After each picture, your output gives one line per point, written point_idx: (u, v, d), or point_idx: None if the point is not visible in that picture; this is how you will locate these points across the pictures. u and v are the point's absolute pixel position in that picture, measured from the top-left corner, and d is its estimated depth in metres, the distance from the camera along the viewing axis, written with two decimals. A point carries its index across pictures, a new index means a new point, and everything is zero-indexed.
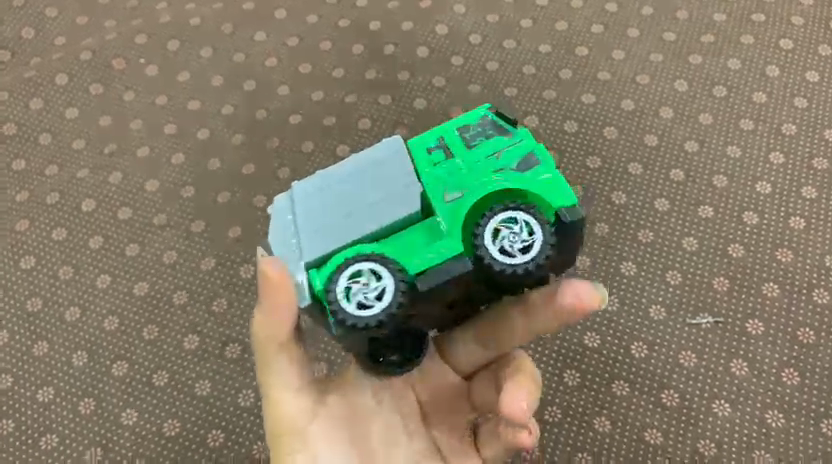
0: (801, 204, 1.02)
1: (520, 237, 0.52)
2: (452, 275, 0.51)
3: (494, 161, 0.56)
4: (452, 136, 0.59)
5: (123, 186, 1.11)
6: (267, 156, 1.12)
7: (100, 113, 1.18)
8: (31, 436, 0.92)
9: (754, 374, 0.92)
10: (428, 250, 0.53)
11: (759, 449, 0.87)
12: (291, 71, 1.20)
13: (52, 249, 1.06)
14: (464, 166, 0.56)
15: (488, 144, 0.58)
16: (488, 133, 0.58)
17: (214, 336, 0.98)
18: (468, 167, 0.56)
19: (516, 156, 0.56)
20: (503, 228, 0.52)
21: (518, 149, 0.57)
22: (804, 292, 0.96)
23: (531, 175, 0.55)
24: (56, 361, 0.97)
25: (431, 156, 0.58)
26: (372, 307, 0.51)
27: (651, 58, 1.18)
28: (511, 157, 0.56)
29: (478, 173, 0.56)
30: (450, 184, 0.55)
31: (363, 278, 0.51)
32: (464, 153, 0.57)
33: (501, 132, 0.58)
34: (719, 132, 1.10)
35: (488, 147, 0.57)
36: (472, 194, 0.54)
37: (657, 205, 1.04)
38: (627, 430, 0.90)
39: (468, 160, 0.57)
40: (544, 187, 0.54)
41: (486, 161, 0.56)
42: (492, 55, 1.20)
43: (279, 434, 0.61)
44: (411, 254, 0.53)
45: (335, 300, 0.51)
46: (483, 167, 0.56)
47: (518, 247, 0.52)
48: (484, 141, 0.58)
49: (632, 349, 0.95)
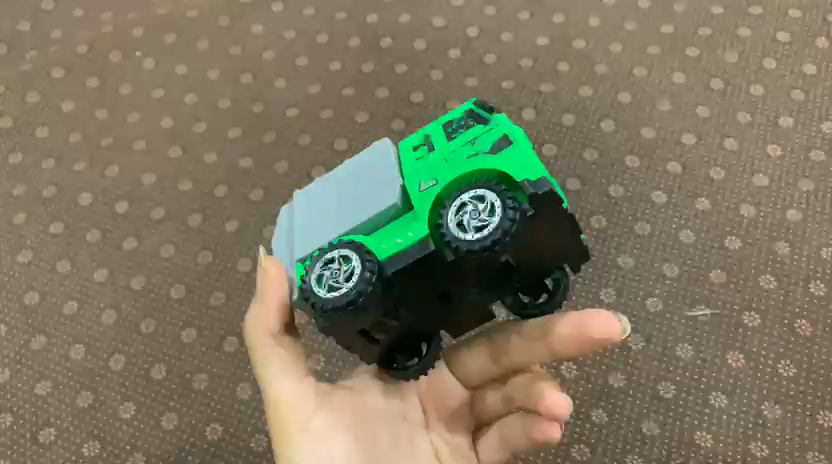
0: (798, 196, 1.02)
1: (482, 212, 0.51)
2: (417, 256, 0.53)
3: (468, 148, 0.56)
4: (438, 130, 0.59)
5: (120, 177, 1.11)
6: (264, 146, 1.12)
7: (98, 104, 1.18)
8: (29, 430, 0.92)
9: (750, 365, 0.92)
10: (399, 236, 0.55)
11: (756, 440, 0.88)
12: (287, 64, 1.20)
13: (49, 240, 1.06)
14: (441, 156, 0.57)
15: (467, 133, 0.57)
16: (468, 123, 0.58)
17: (212, 329, 0.98)
18: (444, 156, 0.57)
19: (489, 141, 0.56)
20: (465, 208, 0.52)
21: (493, 132, 0.56)
22: (801, 284, 0.96)
23: (502, 157, 0.54)
24: (54, 354, 0.97)
25: (416, 152, 0.59)
26: (340, 289, 0.53)
27: (648, 51, 1.17)
28: (485, 142, 0.56)
29: (452, 160, 0.56)
30: (426, 175, 0.56)
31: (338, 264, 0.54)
32: (443, 146, 0.58)
33: (479, 119, 0.58)
34: (717, 123, 1.10)
35: (467, 136, 0.57)
36: (442, 182, 0.55)
37: (654, 198, 1.05)
38: (624, 422, 0.90)
39: (445, 151, 0.57)
40: (516, 164, 0.53)
41: (462, 149, 0.56)
42: (489, 47, 1.20)
43: (284, 426, 0.62)
44: (382, 241, 0.55)
45: (309, 286, 0.55)
46: (458, 155, 0.56)
47: (481, 223, 0.51)
48: (463, 130, 0.58)
49: (630, 342, 0.95)
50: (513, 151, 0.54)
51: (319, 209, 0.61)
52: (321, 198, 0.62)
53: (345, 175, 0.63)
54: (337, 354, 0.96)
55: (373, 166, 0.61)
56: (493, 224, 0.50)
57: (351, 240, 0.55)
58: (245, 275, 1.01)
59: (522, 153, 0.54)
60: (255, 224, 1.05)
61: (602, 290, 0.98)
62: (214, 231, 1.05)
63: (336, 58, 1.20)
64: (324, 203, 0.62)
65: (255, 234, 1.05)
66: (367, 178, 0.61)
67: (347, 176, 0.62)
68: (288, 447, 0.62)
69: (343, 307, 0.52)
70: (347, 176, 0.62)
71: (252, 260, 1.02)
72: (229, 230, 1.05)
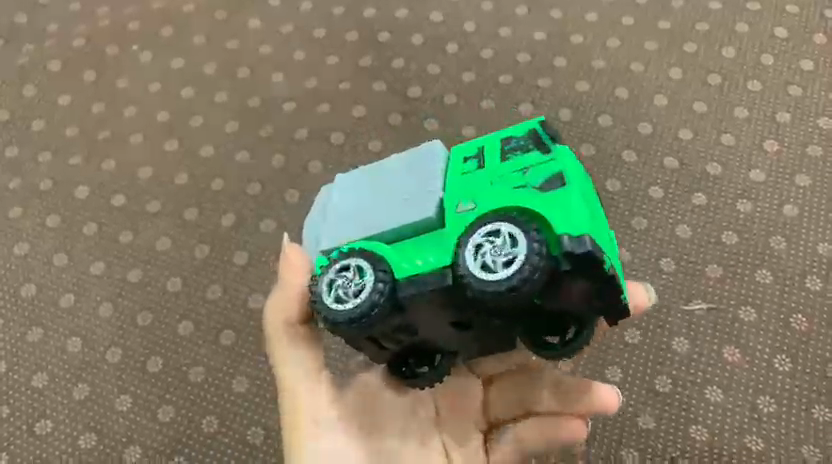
0: (794, 192, 1.03)
1: (506, 249, 0.49)
2: (431, 284, 0.52)
3: (518, 175, 0.55)
4: (496, 149, 0.59)
5: (117, 170, 1.11)
6: (263, 141, 1.12)
7: (94, 97, 1.18)
8: (26, 422, 0.93)
9: (746, 359, 0.92)
10: (419, 259, 0.54)
11: (750, 434, 0.88)
12: (284, 59, 1.20)
13: (45, 233, 1.06)
14: (490, 177, 0.56)
15: (520, 159, 0.57)
16: (525, 148, 0.58)
17: (209, 321, 0.98)
18: (490, 178, 0.56)
19: (540, 174, 0.54)
20: (491, 238, 0.50)
21: (546, 166, 0.55)
22: (797, 279, 0.96)
23: (550, 196, 0.53)
24: (51, 347, 0.97)
25: (466, 166, 0.59)
26: (346, 302, 0.52)
27: (645, 46, 1.18)
28: (537, 175, 0.55)
29: (498, 185, 0.55)
30: (468, 194, 0.56)
31: (346, 272, 0.53)
32: (496, 167, 0.57)
33: (539, 149, 0.57)
34: (713, 119, 1.10)
35: (521, 160, 0.56)
36: (480, 208, 0.54)
37: (651, 193, 1.05)
38: (619, 416, 0.90)
39: (493, 173, 0.56)
40: (559, 208, 0.52)
41: (511, 175, 0.55)
42: (487, 42, 1.20)
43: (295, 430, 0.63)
44: (403, 259, 0.54)
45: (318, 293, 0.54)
46: (504, 180, 0.55)
47: (504, 261, 0.49)
48: (517, 157, 0.57)
49: (626, 336, 0.95)
50: (562, 194, 0.53)
51: (363, 196, 0.61)
52: (367, 183, 0.62)
53: (396, 167, 0.62)
54: (334, 348, 0.96)
55: (423, 165, 0.61)
56: (520, 259, 0.48)
57: (364, 249, 0.54)
58: (241, 270, 1.01)
59: (568, 200, 0.52)
60: (252, 218, 1.05)
61: None
62: (210, 225, 1.05)
63: (334, 52, 1.20)
64: (368, 190, 0.62)
65: (252, 224, 1.05)
66: (416, 176, 0.60)
67: (396, 168, 0.62)
68: (297, 447, 0.63)
69: (345, 322, 0.52)
70: (397, 168, 0.62)
71: (249, 253, 1.02)
72: (224, 223, 1.05)
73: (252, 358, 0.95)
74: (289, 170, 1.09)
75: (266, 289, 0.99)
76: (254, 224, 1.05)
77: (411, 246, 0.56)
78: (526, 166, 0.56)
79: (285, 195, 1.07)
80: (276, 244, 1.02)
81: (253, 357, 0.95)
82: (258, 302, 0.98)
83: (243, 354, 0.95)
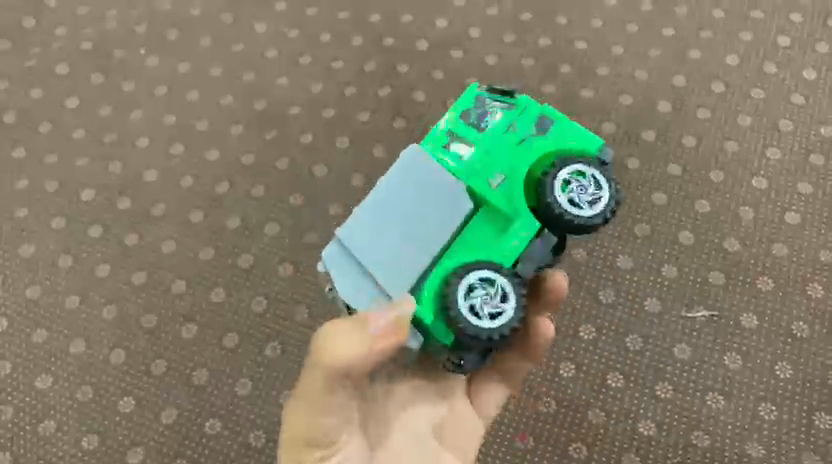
0: (796, 199, 1.03)
1: (583, 192, 0.60)
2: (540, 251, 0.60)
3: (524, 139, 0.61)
4: (458, 124, 0.62)
5: (122, 173, 1.11)
6: (268, 145, 1.13)
7: (101, 100, 1.18)
8: (30, 423, 0.93)
9: (747, 366, 0.92)
10: (501, 246, 0.59)
11: (751, 441, 0.88)
12: (289, 63, 1.21)
13: (51, 235, 1.06)
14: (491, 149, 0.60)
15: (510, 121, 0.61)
16: (491, 109, 0.62)
17: (212, 323, 0.99)
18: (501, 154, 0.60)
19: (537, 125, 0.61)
20: (568, 186, 0.59)
21: (529, 113, 0.61)
22: (799, 286, 0.97)
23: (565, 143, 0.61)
24: (56, 349, 0.98)
25: (449, 152, 0.61)
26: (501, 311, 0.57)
27: (649, 53, 1.18)
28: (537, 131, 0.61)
29: (510, 149, 0.60)
30: (493, 166, 0.60)
31: (472, 289, 0.56)
32: (489, 139, 0.61)
33: (506, 104, 0.62)
34: (717, 126, 1.10)
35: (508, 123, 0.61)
36: (512, 177, 0.60)
37: (654, 200, 1.05)
38: (621, 423, 0.91)
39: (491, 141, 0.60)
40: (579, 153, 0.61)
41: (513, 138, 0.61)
42: (491, 47, 1.20)
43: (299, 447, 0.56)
44: (500, 246, 0.58)
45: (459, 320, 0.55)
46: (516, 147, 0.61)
47: (586, 203, 0.60)
48: (493, 120, 0.61)
49: (627, 342, 0.95)
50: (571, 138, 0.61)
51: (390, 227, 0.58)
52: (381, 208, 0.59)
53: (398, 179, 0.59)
54: None
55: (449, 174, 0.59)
56: (603, 193, 0.60)
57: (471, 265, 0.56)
58: (245, 273, 1.02)
59: (572, 139, 0.61)
60: (256, 221, 1.06)
61: (600, 290, 0.99)
62: (215, 228, 1.06)
63: (339, 56, 1.21)
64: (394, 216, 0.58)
65: (256, 228, 1.05)
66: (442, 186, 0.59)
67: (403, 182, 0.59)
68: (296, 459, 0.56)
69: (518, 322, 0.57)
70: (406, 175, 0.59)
71: (253, 257, 1.03)
72: (229, 226, 1.06)
73: (255, 362, 0.96)
74: (294, 174, 1.10)
75: (270, 293, 1.00)
76: (259, 228, 1.05)
77: (466, 239, 0.59)
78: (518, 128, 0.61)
79: (290, 198, 1.07)
80: (280, 249, 1.03)
81: (256, 360, 0.96)
82: (262, 306, 0.99)
83: (246, 357, 0.96)
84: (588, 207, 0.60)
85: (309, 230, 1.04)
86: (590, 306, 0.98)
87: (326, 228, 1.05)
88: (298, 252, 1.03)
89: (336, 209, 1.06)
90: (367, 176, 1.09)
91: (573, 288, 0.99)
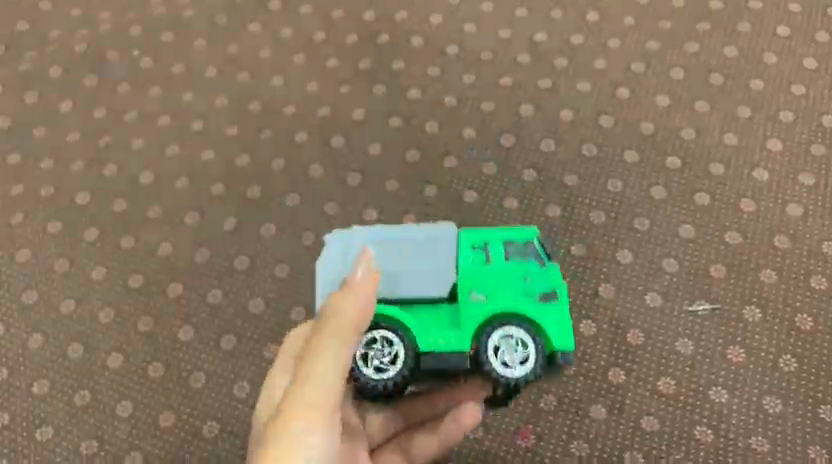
0: (799, 190, 1.02)
1: (385, 355, 0.69)
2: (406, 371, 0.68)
3: (506, 265, 0.69)
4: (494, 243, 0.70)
5: (116, 175, 1.10)
6: (263, 145, 1.12)
7: (94, 103, 1.18)
8: (27, 429, 0.93)
9: (751, 360, 0.92)
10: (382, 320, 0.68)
11: (756, 435, 0.87)
12: (284, 63, 1.20)
13: (47, 239, 1.06)
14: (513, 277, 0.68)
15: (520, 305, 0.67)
16: (529, 255, 0.69)
17: (210, 324, 0.98)
18: (508, 266, 0.69)
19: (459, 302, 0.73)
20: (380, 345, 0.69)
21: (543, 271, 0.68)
22: (802, 278, 0.96)
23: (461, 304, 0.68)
24: (52, 353, 0.97)
25: (474, 252, 0.69)
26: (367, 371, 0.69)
27: (647, 46, 1.17)
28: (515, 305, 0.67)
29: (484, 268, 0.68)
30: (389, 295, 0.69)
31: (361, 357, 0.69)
32: (519, 286, 0.68)
33: (539, 261, 0.69)
34: (716, 118, 1.09)
35: (531, 312, 0.67)
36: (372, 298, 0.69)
37: (653, 193, 1.04)
38: (624, 418, 0.90)
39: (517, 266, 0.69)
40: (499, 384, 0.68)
41: (513, 286, 0.68)
42: (487, 43, 1.19)
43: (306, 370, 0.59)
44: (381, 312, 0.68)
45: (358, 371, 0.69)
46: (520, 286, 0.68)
47: (384, 363, 0.69)
48: (514, 259, 0.69)
49: (629, 337, 0.94)
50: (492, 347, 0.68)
51: (407, 255, 0.69)
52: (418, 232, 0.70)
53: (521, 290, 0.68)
54: None
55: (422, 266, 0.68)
56: (394, 370, 0.68)
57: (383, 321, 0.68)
58: (243, 274, 1.01)
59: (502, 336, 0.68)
60: (253, 222, 1.05)
61: (601, 285, 0.98)
62: (211, 230, 1.05)
63: (334, 55, 1.20)
64: (395, 245, 0.69)
65: (252, 228, 1.05)
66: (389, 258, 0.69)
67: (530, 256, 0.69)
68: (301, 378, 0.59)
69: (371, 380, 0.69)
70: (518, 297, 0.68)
71: (248, 257, 1.02)
72: (225, 229, 1.05)
73: (250, 366, 0.95)
74: (290, 174, 1.09)
75: (265, 295, 0.99)
76: (254, 229, 1.05)
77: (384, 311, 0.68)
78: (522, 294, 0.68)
79: (287, 198, 1.07)
80: (276, 251, 1.03)
81: (252, 361, 0.95)
82: (259, 307, 0.99)
83: (244, 359, 0.95)
84: (391, 365, 0.69)
85: (304, 232, 1.04)
86: (590, 302, 0.97)
87: (319, 228, 1.04)
88: (291, 254, 1.03)
89: (331, 207, 1.06)
90: (365, 175, 1.08)
91: (572, 286, 0.98)
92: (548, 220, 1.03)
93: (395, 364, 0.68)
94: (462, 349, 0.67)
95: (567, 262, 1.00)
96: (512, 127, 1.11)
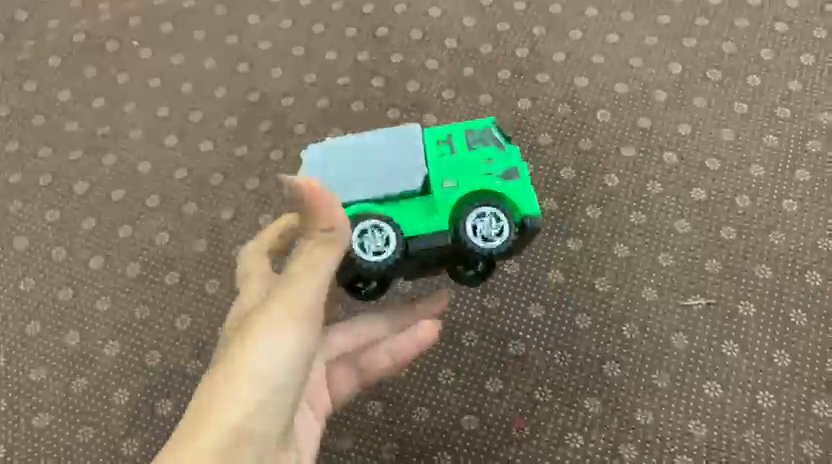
0: (795, 186, 1.03)
1: (378, 240, 0.69)
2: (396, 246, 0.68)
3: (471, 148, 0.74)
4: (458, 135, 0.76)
5: (115, 165, 1.11)
6: (262, 136, 1.12)
7: (93, 92, 1.18)
8: (23, 416, 0.93)
9: (745, 354, 0.92)
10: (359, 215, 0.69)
11: (749, 429, 0.88)
12: (283, 54, 1.20)
13: (44, 227, 1.06)
14: (477, 166, 0.73)
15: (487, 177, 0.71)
16: (489, 141, 0.75)
17: (207, 313, 0.98)
18: (473, 151, 0.74)
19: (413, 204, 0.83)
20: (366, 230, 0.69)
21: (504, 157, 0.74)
22: (797, 273, 0.97)
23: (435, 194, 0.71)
24: (49, 341, 0.97)
25: (439, 147, 0.74)
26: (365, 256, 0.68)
27: (645, 41, 1.17)
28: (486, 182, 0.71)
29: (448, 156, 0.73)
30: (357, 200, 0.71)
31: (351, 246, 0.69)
32: (487, 170, 0.73)
33: (497, 146, 0.75)
34: (713, 113, 1.10)
35: (502, 180, 0.72)
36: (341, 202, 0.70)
37: (649, 188, 1.05)
38: (617, 411, 0.90)
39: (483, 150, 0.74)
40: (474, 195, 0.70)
41: (482, 170, 0.73)
42: (485, 37, 1.20)
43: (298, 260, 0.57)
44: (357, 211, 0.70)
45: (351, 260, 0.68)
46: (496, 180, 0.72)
47: (377, 248, 0.68)
48: (479, 146, 0.75)
49: (624, 331, 0.95)
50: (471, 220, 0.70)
51: (374, 144, 0.72)
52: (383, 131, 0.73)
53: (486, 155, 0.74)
54: None
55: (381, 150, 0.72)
56: (389, 249, 0.68)
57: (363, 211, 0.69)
58: (240, 264, 1.02)
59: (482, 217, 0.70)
60: (250, 213, 1.05)
61: (596, 279, 0.98)
62: (209, 220, 1.05)
63: (333, 47, 1.20)
64: (364, 140, 0.72)
65: (250, 219, 1.05)
66: (349, 161, 0.71)
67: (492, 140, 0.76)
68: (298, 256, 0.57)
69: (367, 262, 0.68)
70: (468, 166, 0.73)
71: (246, 248, 1.03)
72: (223, 219, 1.05)
73: None
74: (288, 165, 1.09)
75: None
76: (252, 219, 1.05)
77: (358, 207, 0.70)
78: (492, 174, 0.72)
79: (285, 189, 1.07)
80: None
81: None
82: None
83: None
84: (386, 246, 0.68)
85: None
86: (585, 295, 0.97)
87: None
88: None
89: None
90: None
91: (568, 279, 0.99)
92: (544, 214, 1.04)
93: (389, 245, 0.68)
94: (439, 228, 0.70)
95: (563, 256, 1.00)
96: (510, 121, 1.12)
